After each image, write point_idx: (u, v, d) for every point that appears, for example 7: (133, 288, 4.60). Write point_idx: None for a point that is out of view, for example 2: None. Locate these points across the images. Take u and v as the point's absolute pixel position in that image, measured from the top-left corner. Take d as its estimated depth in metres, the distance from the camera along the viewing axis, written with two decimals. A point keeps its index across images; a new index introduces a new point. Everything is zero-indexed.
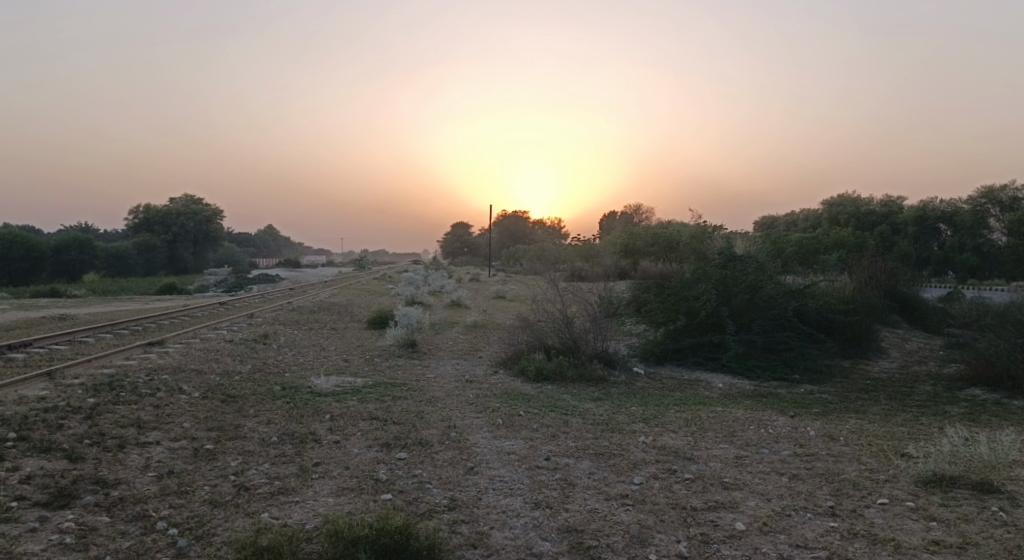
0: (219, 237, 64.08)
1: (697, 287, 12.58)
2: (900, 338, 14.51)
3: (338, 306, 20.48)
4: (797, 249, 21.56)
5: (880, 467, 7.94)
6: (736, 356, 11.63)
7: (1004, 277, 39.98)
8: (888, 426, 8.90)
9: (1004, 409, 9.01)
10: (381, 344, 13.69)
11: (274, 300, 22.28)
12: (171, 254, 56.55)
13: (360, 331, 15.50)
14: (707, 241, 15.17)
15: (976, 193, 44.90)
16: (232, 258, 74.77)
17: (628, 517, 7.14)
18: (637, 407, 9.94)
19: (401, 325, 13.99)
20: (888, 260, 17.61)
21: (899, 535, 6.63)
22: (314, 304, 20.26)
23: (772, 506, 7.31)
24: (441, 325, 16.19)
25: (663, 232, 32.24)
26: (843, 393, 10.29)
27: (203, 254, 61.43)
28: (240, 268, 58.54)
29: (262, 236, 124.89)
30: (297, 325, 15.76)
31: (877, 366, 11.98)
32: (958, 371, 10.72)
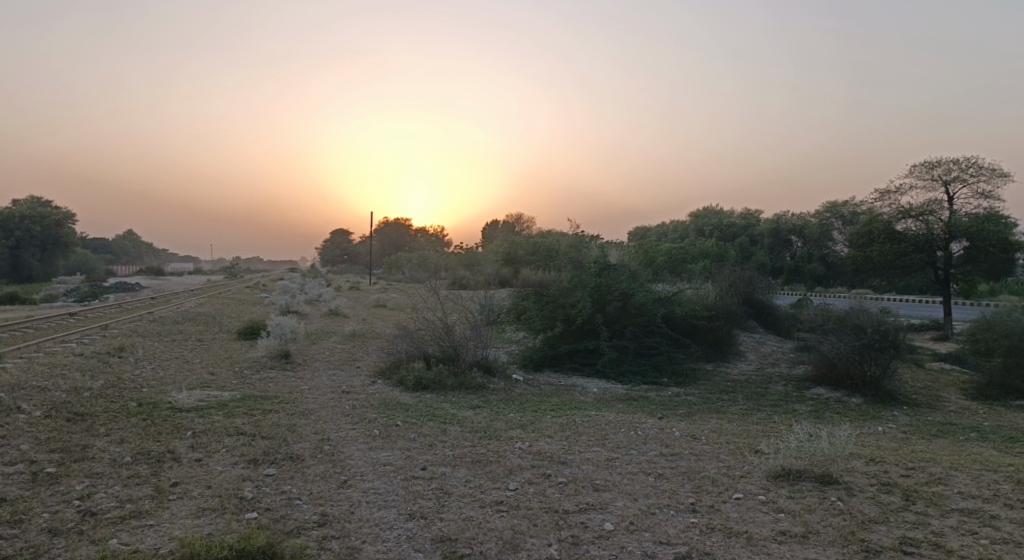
0: (73, 243, 59.40)
1: (573, 295, 12.91)
2: (756, 342, 15.56)
3: (204, 317, 19.34)
4: (665, 259, 22.58)
5: (736, 463, 8.45)
6: (610, 362, 11.98)
7: (845, 285, 44.16)
8: (745, 424, 9.46)
9: (844, 406, 9.83)
10: (252, 355, 13.10)
11: (132, 311, 20.71)
12: (13, 261, 51.93)
13: (229, 342, 14.76)
14: (584, 250, 15.55)
15: (822, 208, 49.37)
16: (86, 266, 69.11)
17: (502, 523, 7.21)
18: (515, 414, 10.04)
19: (274, 334, 13.45)
20: (747, 268, 18.85)
21: (751, 528, 7.10)
22: (177, 314, 19.14)
23: (638, 505, 7.64)
24: (318, 335, 15.76)
25: (543, 241, 32.80)
26: (706, 394, 10.86)
27: (53, 262, 56.65)
28: (93, 276, 54.43)
29: (124, 244, 117.01)
30: (157, 337, 14.80)
31: (736, 368, 12.78)
32: (806, 372, 11.58)
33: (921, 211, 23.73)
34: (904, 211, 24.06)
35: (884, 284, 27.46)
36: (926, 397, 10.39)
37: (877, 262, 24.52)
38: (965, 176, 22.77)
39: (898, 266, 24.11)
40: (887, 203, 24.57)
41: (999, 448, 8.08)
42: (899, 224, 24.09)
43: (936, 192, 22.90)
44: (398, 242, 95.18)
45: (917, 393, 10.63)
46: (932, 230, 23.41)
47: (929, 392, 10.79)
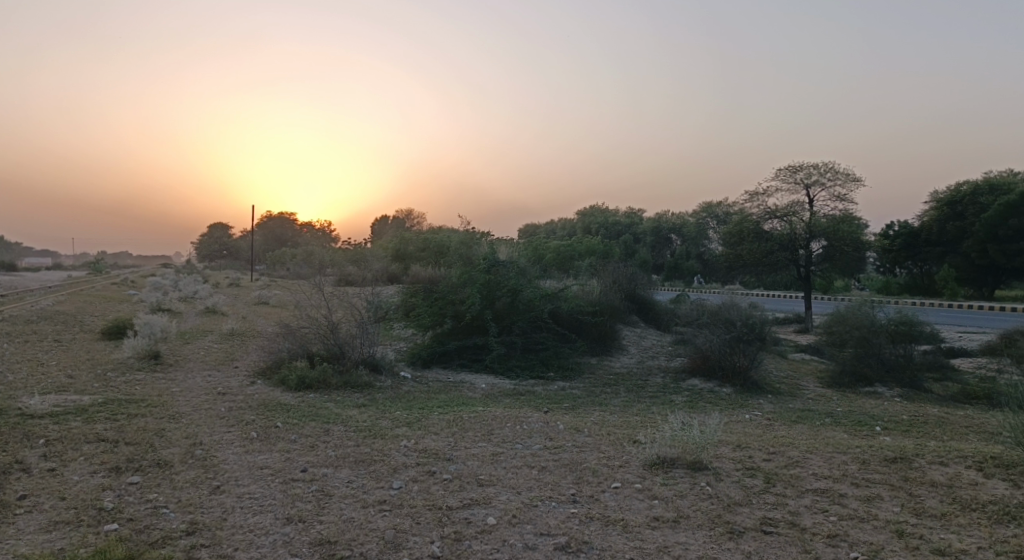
0: None
1: (462, 291, 12.95)
2: (638, 336, 16.18)
3: (62, 316, 17.87)
4: (552, 258, 23.03)
5: (616, 453, 8.75)
6: (498, 357, 12.08)
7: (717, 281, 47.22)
8: (625, 415, 9.77)
9: (716, 396, 10.38)
10: (118, 356, 12.24)
11: None
12: None
13: (90, 343, 13.72)
14: (474, 246, 15.61)
15: None
16: None
17: (383, 523, 7.11)
18: (402, 411, 9.95)
19: (143, 334, 12.63)
20: (630, 265, 19.59)
21: (627, 515, 7.36)
22: (29, 313, 17.58)
23: (521, 498, 7.75)
24: (192, 334, 14.96)
25: (434, 237, 32.17)
26: (590, 387, 11.18)
27: None
28: None
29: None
30: (5, 338, 13.53)
31: (619, 362, 13.25)
32: (683, 365, 12.15)
33: (785, 212, 25.40)
34: (770, 211, 25.71)
35: (752, 280, 29.33)
36: (787, 386, 11.15)
37: (746, 259, 26.09)
38: (823, 180, 24.60)
39: (765, 264, 25.78)
40: (755, 203, 26.16)
41: (848, 431, 8.77)
42: (766, 224, 25.74)
43: (798, 194, 24.67)
44: (282, 237, 92.11)
45: (780, 382, 11.38)
46: (795, 229, 25.17)
47: (790, 381, 11.59)
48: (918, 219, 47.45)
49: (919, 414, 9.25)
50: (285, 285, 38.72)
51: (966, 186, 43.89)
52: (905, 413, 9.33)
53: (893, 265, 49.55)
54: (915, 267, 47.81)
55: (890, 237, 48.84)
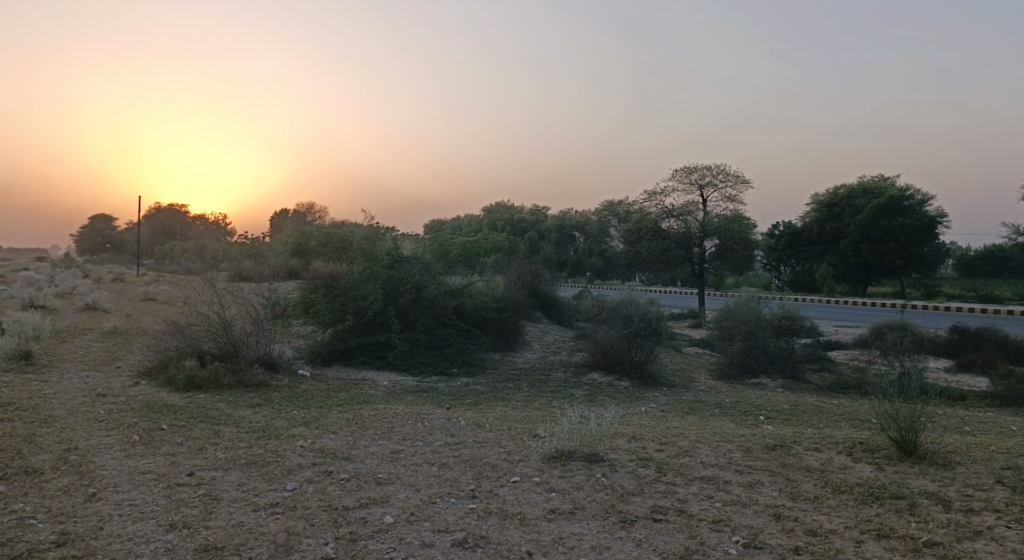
0: None
1: (364, 287, 12.76)
2: (541, 332, 16.44)
3: None
4: (458, 256, 22.95)
5: (516, 448, 8.84)
6: (401, 354, 11.98)
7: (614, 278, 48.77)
8: (526, 410, 9.85)
9: (615, 389, 10.66)
10: None
11: None
12: None
13: None
14: (377, 242, 15.42)
15: None
16: None
17: (275, 526, 6.86)
18: (299, 410, 9.69)
19: (12, 333, 11.69)
20: (534, 263, 19.88)
21: (524, 509, 7.44)
22: None
23: (419, 496, 7.69)
24: (69, 333, 13.99)
25: (336, 232, 31.42)
26: (493, 383, 11.24)
27: None
28: None
29: None
30: None
31: (522, 357, 13.41)
32: (583, 359, 12.42)
33: (681, 212, 26.40)
34: (667, 211, 26.64)
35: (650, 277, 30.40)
36: (681, 378, 11.61)
37: (645, 257, 26.98)
38: (716, 181, 25.76)
39: (662, 261, 26.74)
40: (653, 202, 27.02)
41: (735, 420, 9.19)
42: (664, 223, 26.68)
43: (693, 195, 25.71)
44: (179, 230, 87.90)
45: (674, 375, 11.82)
46: (689, 229, 26.26)
47: (684, 374, 12.07)
48: (800, 220, 50.56)
49: (798, 404, 9.83)
50: (176, 280, 36.80)
51: (844, 189, 47.18)
52: (786, 402, 9.89)
53: (778, 263, 52.78)
54: (798, 266, 50.99)
55: (776, 236, 51.80)
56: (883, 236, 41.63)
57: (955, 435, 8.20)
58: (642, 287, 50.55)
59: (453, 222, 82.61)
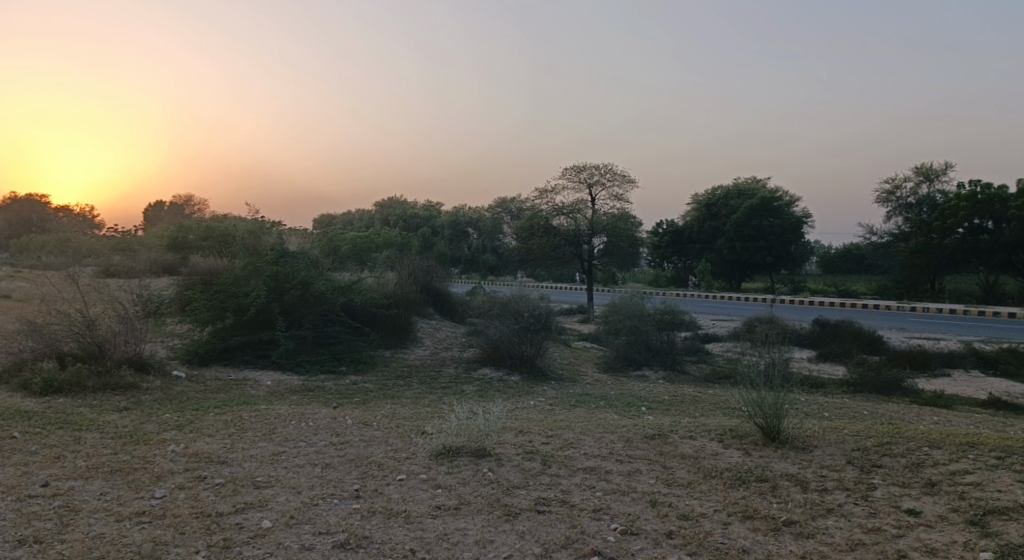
0: None
1: (247, 283, 12.41)
2: (433, 328, 16.43)
3: None
4: (346, 253, 22.53)
5: (403, 446, 8.77)
6: (286, 353, 11.75)
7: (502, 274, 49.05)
8: (415, 407, 9.77)
9: (505, 384, 10.76)
10: None
11: None
12: None
13: None
14: (261, 236, 14.91)
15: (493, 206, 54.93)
16: None
17: (141, 536, 6.44)
18: (172, 413, 9.20)
19: None
20: (426, 259, 19.85)
21: (410, 506, 7.36)
22: None
23: (301, 498, 7.45)
24: None
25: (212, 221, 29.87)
26: (383, 380, 11.09)
27: None
28: None
29: None
30: None
31: (413, 354, 13.40)
32: (475, 355, 12.49)
33: (570, 210, 26.99)
34: (557, 208, 27.09)
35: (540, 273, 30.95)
36: (569, 371, 11.90)
37: (536, 253, 27.41)
38: (603, 180, 26.57)
39: (552, 257, 27.28)
40: (544, 200, 27.38)
41: (618, 412, 9.49)
42: (554, 220, 27.12)
43: (581, 193, 26.39)
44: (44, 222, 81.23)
45: (563, 369, 12.08)
46: (579, 226, 26.91)
47: (572, 367, 12.38)
48: (681, 218, 53.02)
49: (677, 394, 10.28)
50: (28, 275, 33.88)
51: (721, 190, 49.89)
52: (666, 393, 10.31)
53: (661, 260, 55.28)
54: (679, 262, 53.52)
55: (660, 233, 54.34)
56: (755, 235, 44.33)
57: (813, 420, 8.84)
58: (534, 284, 51.42)
59: (342, 218, 81.28)
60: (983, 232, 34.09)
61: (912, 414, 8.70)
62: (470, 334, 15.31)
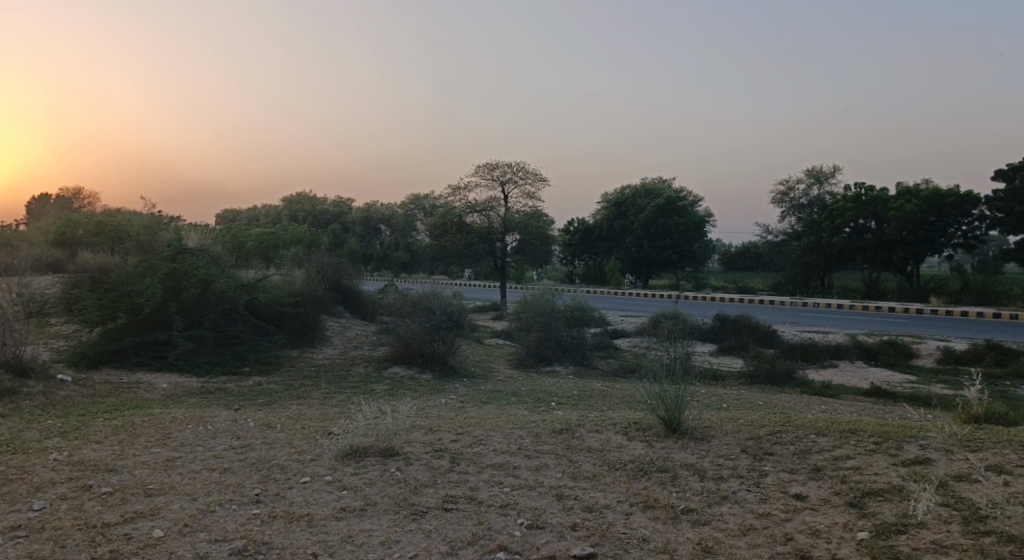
0: None
1: (141, 281, 11.82)
2: (342, 326, 16.20)
3: None
4: (250, 250, 22.11)
5: (307, 448, 8.57)
6: (184, 354, 11.47)
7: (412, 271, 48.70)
8: (323, 407, 9.55)
9: (416, 382, 10.68)
10: None
11: None
12: None
13: None
14: (156, 231, 14.23)
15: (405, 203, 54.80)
16: None
17: (15, 552, 6.00)
18: (55, 420, 8.65)
19: None
20: (337, 256, 19.54)
21: (313, 509, 7.16)
22: None
23: (196, 505, 7.13)
24: None
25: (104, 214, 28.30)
26: (289, 381, 10.78)
27: None
28: None
29: None
30: None
31: (320, 354, 13.26)
32: (385, 354, 12.36)
33: (483, 207, 27.05)
34: (471, 205, 27.11)
35: (454, 270, 30.97)
36: (481, 368, 12.01)
37: (449, 251, 27.41)
38: (515, 178, 26.83)
39: (466, 255, 27.44)
40: (458, 197, 27.30)
41: (528, 408, 9.58)
42: (468, 217, 27.10)
43: (494, 190, 26.56)
44: None
45: (474, 366, 12.16)
46: (492, 224, 27.01)
47: (483, 364, 12.46)
48: (593, 217, 54.49)
49: (586, 389, 10.47)
50: None
51: (629, 190, 51.60)
52: (575, 388, 10.49)
53: (573, 258, 56.52)
54: (590, 260, 54.85)
55: (571, 232, 55.70)
56: (661, 234, 46.01)
57: (712, 411, 9.20)
58: (446, 281, 51.65)
59: (250, 214, 78.95)
60: (867, 231, 36.54)
61: (802, 404, 9.19)
62: (382, 332, 15.18)
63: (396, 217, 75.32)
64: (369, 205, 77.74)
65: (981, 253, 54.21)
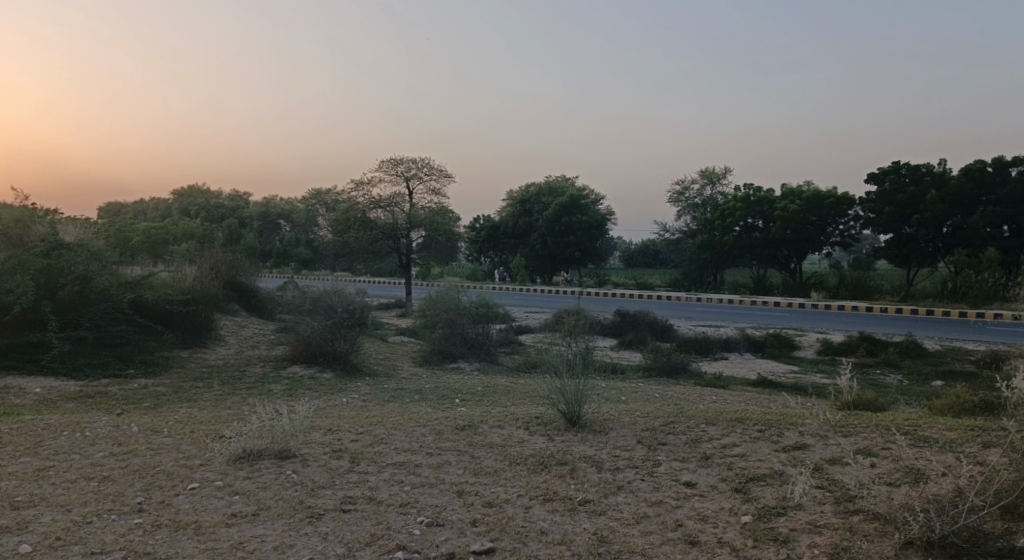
0: None
1: (11, 278, 11.24)
2: (237, 325, 15.65)
3: None
4: (135, 245, 21.12)
5: (197, 452, 8.20)
6: (61, 356, 10.84)
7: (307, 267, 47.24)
8: (215, 409, 9.16)
9: (316, 382, 10.45)
10: None
11: None
12: None
13: None
14: (30, 221, 13.33)
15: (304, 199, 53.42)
16: None
17: None
18: None
19: None
20: (231, 252, 18.90)
21: (202, 516, 6.83)
22: None
23: (70, 517, 6.65)
24: None
25: None
26: (178, 383, 10.27)
27: None
28: None
29: None
30: None
31: (214, 354, 12.76)
32: (283, 353, 12.04)
33: (388, 203, 26.72)
34: (375, 201, 26.72)
35: (358, 268, 30.47)
36: (384, 366, 11.91)
37: (353, 247, 26.91)
38: (420, 174, 26.66)
39: (370, 251, 26.97)
40: (362, 191, 26.72)
41: (431, 405, 9.53)
42: (371, 213, 26.75)
43: (398, 186, 26.29)
44: None
45: (377, 364, 12.12)
46: (396, 220, 26.77)
47: (387, 362, 12.35)
48: (499, 214, 54.97)
49: (490, 385, 10.53)
50: None
51: (534, 188, 52.70)
52: (479, 384, 10.53)
53: (479, 254, 56.84)
54: (495, 256, 55.17)
55: (476, 229, 55.99)
56: (566, 231, 46.96)
57: (610, 404, 9.45)
58: (350, 278, 50.61)
59: (139, 208, 74.73)
60: (755, 230, 38.59)
61: (695, 395, 9.58)
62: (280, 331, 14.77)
63: (301, 213, 73.14)
64: (272, 200, 75.21)
65: (858, 250, 58.40)
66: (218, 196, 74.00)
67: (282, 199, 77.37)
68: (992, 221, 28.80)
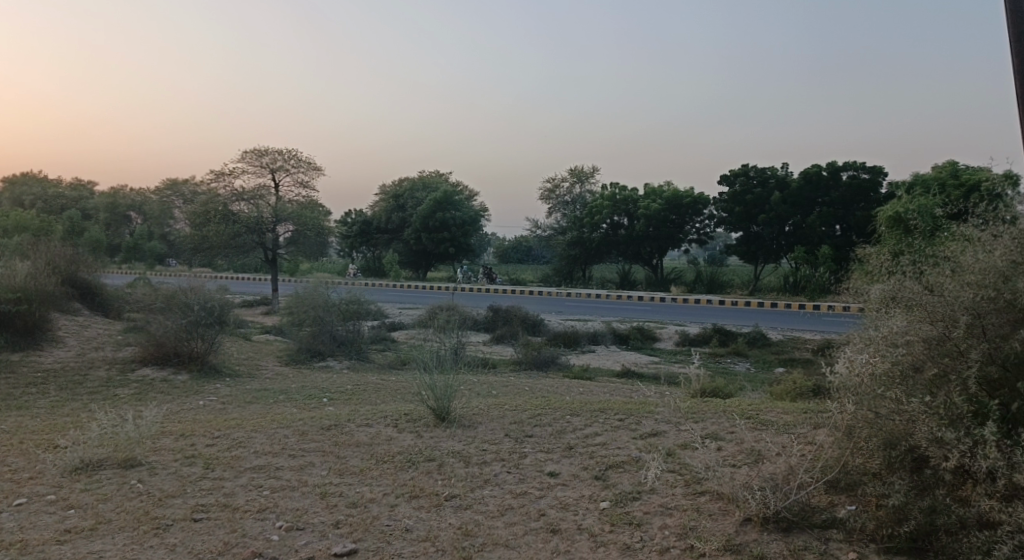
0: None
1: None
2: (78, 325, 14.49)
3: None
4: None
5: (26, 466, 7.48)
6: None
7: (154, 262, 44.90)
8: (49, 417, 8.41)
9: (169, 384, 9.88)
10: None
11: None
12: None
13: None
14: None
15: None
16: None
17: None
18: None
19: None
20: (69, 246, 17.48)
21: (29, 534, 6.21)
22: None
23: None
24: None
25: None
26: (6, 390, 9.33)
27: None
28: None
29: None
30: None
31: (50, 357, 11.75)
32: (133, 354, 11.35)
33: (251, 195, 25.72)
34: (236, 194, 25.63)
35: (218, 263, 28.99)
36: (247, 366, 11.48)
37: (212, 241, 25.46)
38: (287, 166, 25.76)
39: (232, 246, 25.68)
40: (222, 183, 25.67)
41: (297, 405, 9.21)
42: (233, 206, 25.64)
43: (263, 177, 25.26)
44: None
45: (239, 363, 11.73)
46: (261, 213, 25.76)
47: (250, 362, 11.90)
48: (371, 208, 54.11)
49: (360, 383, 10.32)
50: None
51: (408, 183, 52.47)
52: (349, 382, 10.31)
53: (351, 249, 55.70)
54: (368, 252, 54.37)
55: (348, 223, 54.83)
56: (439, 226, 46.95)
57: (480, 398, 9.54)
58: (210, 274, 47.74)
59: None
60: (621, 227, 40.17)
61: (563, 387, 9.82)
62: (129, 331, 13.88)
63: (153, 204, 67.99)
64: (122, 191, 70.24)
65: (720, 247, 62.50)
66: (60, 186, 68.10)
67: (136, 188, 72.29)
68: (826, 221, 31.50)
